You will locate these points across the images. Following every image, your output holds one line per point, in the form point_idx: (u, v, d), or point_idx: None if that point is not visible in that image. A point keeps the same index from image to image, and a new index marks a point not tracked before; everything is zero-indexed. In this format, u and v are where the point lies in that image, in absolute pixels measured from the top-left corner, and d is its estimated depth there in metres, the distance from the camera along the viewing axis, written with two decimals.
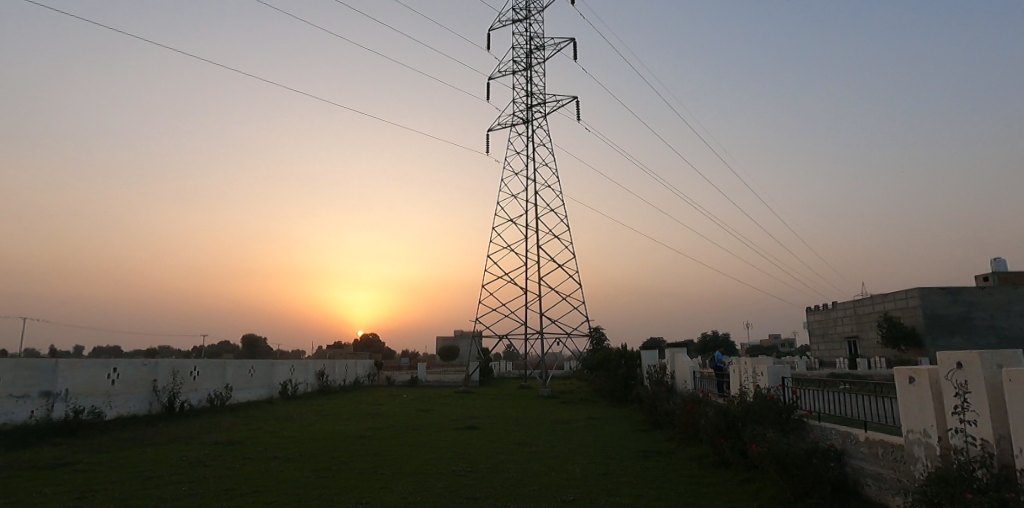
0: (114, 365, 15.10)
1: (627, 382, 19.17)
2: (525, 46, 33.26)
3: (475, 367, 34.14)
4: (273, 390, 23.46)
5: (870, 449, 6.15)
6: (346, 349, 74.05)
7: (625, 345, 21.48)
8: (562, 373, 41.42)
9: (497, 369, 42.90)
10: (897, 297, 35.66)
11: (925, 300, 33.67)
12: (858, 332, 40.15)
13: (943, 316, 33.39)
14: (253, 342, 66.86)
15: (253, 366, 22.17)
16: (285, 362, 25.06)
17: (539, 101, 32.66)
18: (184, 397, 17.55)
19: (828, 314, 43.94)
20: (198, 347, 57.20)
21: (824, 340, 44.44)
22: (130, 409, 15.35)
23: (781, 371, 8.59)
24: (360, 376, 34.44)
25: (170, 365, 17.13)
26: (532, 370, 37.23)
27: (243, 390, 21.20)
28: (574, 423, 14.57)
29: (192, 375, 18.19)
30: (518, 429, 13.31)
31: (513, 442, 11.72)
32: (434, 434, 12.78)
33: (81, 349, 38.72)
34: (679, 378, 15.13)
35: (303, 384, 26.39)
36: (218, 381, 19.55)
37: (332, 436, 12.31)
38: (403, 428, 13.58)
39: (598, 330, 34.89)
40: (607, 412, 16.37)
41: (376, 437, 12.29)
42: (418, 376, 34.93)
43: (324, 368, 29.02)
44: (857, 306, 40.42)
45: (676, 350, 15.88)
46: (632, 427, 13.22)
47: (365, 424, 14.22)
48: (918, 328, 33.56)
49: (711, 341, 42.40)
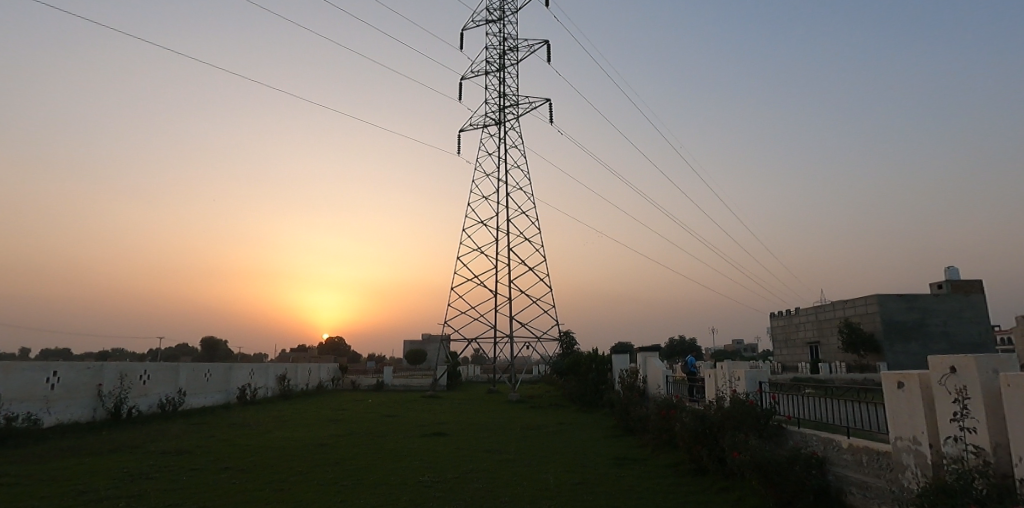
0: (53, 369, 14.01)
1: (598, 386, 18.96)
2: (498, 47, 33.04)
3: (444, 371, 33.51)
4: (230, 395, 22.34)
5: (853, 456, 5.97)
6: (310, 353, 72.12)
7: (596, 349, 21.27)
8: (532, 378, 41.07)
9: (466, 374, 42.29)
10: (856, 303, 36.69)
11: (882, 306, 34.73)
12: (819, 337, 41.17)
13: (900, 322, 34.47)
14: (212, 345, 64.27)
15: (209, 369, 21.06)
16: (244, 365, 23.93)
17: (512, 103, 32.42)
18: (132, 402, 16.45)
19: (790, 320, 44.95)
20: (153, 350, 54.59)
21: (787, 345, 45.42)
22: (71, 416, 14.24)
23: (758, 376, 8.42)
24: (324, 381, 33.35)
25: (117, 368, 16.04)
26: (501, 374, 36.77)
27: (197, 395, 20.09)
28: (545, 429, 14.21)
29: (141, 379, 17.09)
30: (489, 436, 12.87)
31: (483, 449, 11.26)
32: (400, 441, 12.22)
33: (26, 351, 36.51)
34: (651, 382, 14.95)
35: (263, 388, 25.29)
36: (170, 386, 18.45)
37: (291, 445, 11.61)
38: (368, 436, 12.95)
39: (569, 334, 34.74)
40: (579, 417, 16.07)
41: (339, 445, 11.66)
42: (385, 380, 34.04)
43: (285, 372, 27.92)
44: (818, 312, 41.46)
45: (648, 354, 15.71)
46: (604, 433, 12.93)
47: (327, 432, 13.52)
48: (876, 333, 34.56)
49: (678, 345, 42.85)
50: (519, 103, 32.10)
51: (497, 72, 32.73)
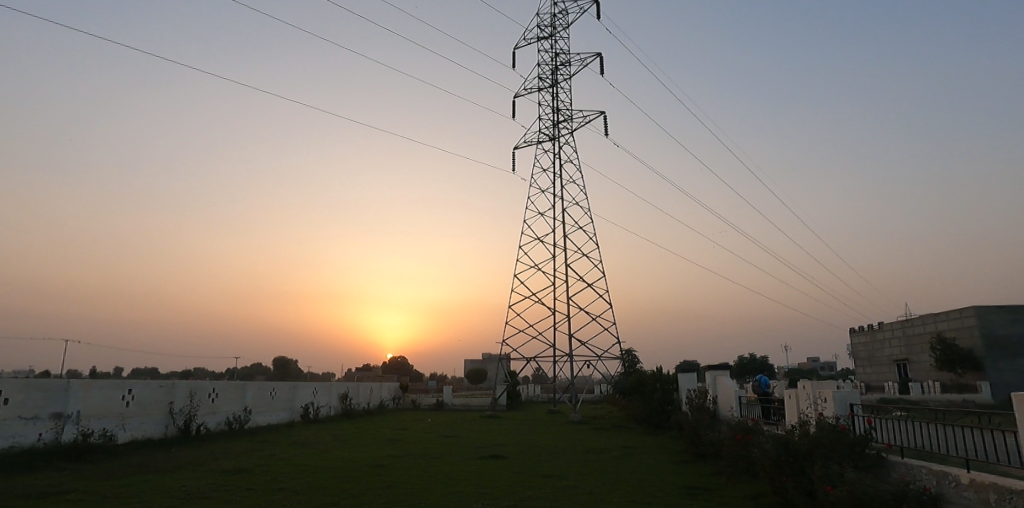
0: (129, 386, 14.75)
1: (663, 407, 17.93)
2: (550, 63, 33.06)
3: (503, 391, 33.11)
4: (294, 413, 22.91)
5: (977, 495, 5.05)
6: (375, 372, 73.76)
7: (660, 368, 20.23)
8: (593, 398, 39.91)
9: (525, 393, 41.73)
10: (950, 316, 33.35)
11: (982, 319, 31.32)
12: (908, 354, 37.66)
13: (1004, 337, 30.88)
14: (284, 365, 67.08)
15: (274, 388, 21.72)
16: (307, 384, 24.54)
17: (565, 118, 32.15)
18: (201, 420, 17.08)
19: (874, 336, 41.49)
20: (232, 369, 57.59)
21: (871, 363, 41.84)
22: (145, 432, 14.91)
23: (849, 398, 7.45)
24: (385, 400, 33.76)
25: (187, 386, 16.74)
26: (561, 394, 35.92)
27: (263, 413, 20.71)
28: (608, 453, 13.45)
29: (210, 397, 17.77)
30: (547, 460, 12.30)
31: (540, 474, 10.71)
32: (454, 463, 11.89)
33: (120, 371, 39.55)
34: (722, 404, 13.90)
35: (326, 407, 25.81)
36: (237, 404, 19.09)
37: (346, 465, 11.52)
38: (423, 457, 12.70)
39: (631, 352, 33.53)
40: (644, 441, 15.17)
41: (393, 466, 11.46)
42: (444, 400, 34.02)
43: (348, 391, 28.45)
44: (905, 327, 38.01)
45: (718, 373, 14.66)
46: (673, 459, 12.06)
47: (383, 452, 13.39)
48: (976, 349, 31.13)
49: (750, 363, 40.43)
50: (573, 117, 31.77)
51: (550, 87, 32.63)
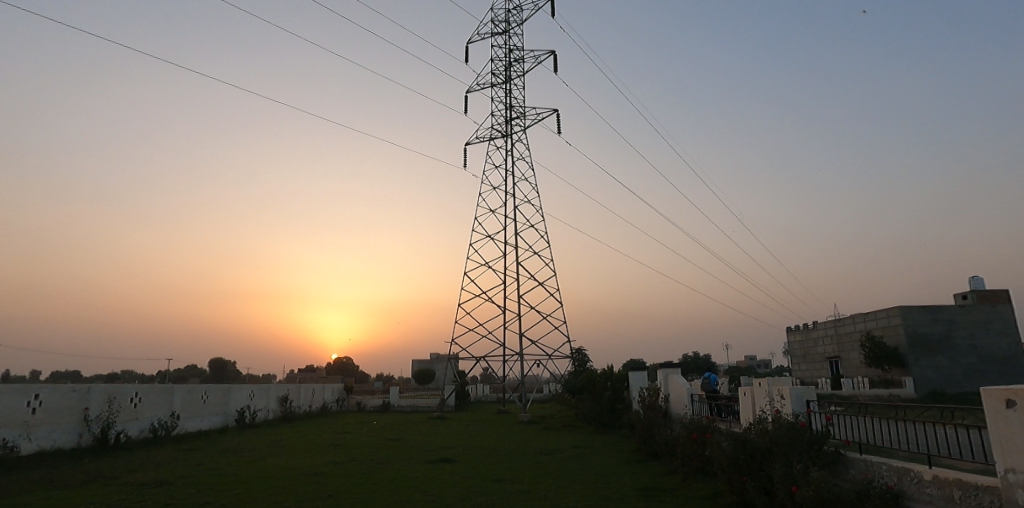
0: (35, 392, 13.16)
1: (614, 406, 17.88)
2: (503, 58, 32.66)
3: (452, 391, 32.45)
4: (228, 418, 21.42)
5: (939, 492, 4.99)
6: (317, 373, 71.17)
7: (611, 366, 20.18)
8: (543, 397, 39.83)
9: (475, 393, 41.19)
10: (878, 315, 35.36)
11: (906, 319, 33.34)
12: (839, 352, 39.72)
13: (925, 335, 32.97)
14: (220, 365, 63.56)
15: (206, 391, 20.22)
16: (244, 387, 23.04)
17: (518, 114, 31.80)
18: (120, 427, 15.55)
19: (808, 334, 43.56)
20: (163, 370, 53.98)
21: (805, 360, 43.90)
22: (54, 442, 13.37)
23: (806, 394, 7.38)
24: (328, 402, 32.34)
25: (104, 390, 15.21)
26: (511, 393, 35.61)
27: (193, 418, 19.22)
28: (560, 453, 13.16)
29: (132, 402, 16.24)
30: (499, 462, 11.85)
31: (492, 479, 10.21)
32: (402, 469, 11.22)
33: (35, 375, 36.28)
34: (673, 402, 13.88)
35: (264, 410, 24.35)
36: (163, 409, 17.57)
37: (283, 474, 10.65)
38: (367, 463, 11.95)
39: (581, 351, 33.63)
40: (596, 440, 15.00)
41: (334, 474, 10.65)
42: (391, 401, 32.96)
43: (288, 393, 27.00)
44: (837, 326, 40.08)
45: (669, 371, 14.67)
46: (624, 459, 11.85)
47: (323, 459, 12.50)
48: (901, 347, 33.09)
49: (694, 361, 41.46)
50: (526, 115, 31.47)
51: (503, 83, 32.21)
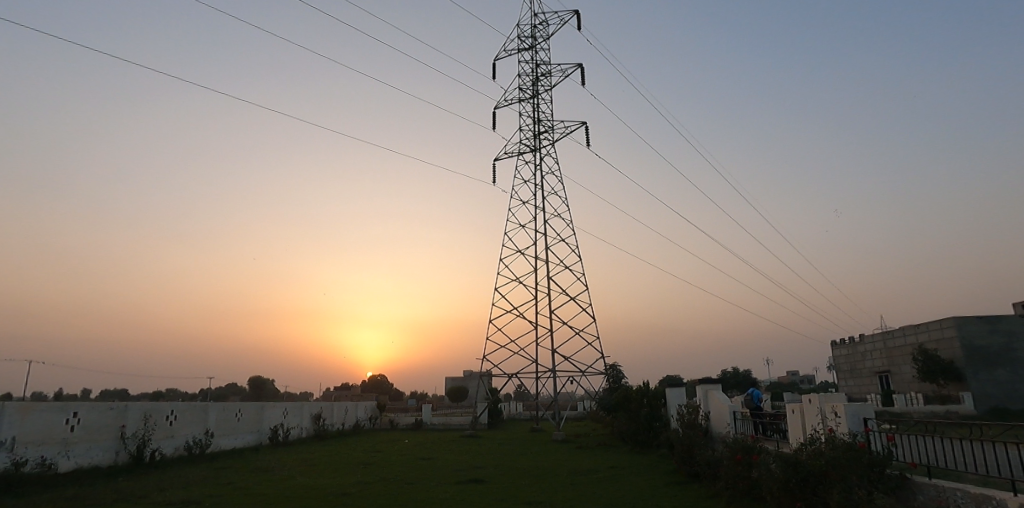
0: (74, 409, 13.44)
1: (651, 424, 17.18)
2: (530, 73, 32.75)
3: (484, 409, 32.02)
4: (262, 436, 21.53)
5: None
6: (352, 391, 71.79)
7: (646, 382, 19.47)
8: (577, 415, 38.99)
9: (507, 411, 40.60)
10: (930, 327, 33.39)
11: (961, 330, 31.36)
12: (889, 366, 37.65)
13: (983, 348, 30.91)
14: (260, 384, 64.79)
15: (240, 408, 20.40)
16: (277, 404, 23.19)
17: (546, 128, 31.68)
18: (156, 445, 15.74)
19: (854, 348, 41.50)
20: (206, 389, 55.44)
21: (852, 375, 41.78)
22: (91, 459, 13.59)
23: (862, 410, 6.78)
24: (361, 420, 32.34)
25: (141, 408, 15.45)
26: (543, 411, 34.92)
27: (227, 436, 19.37)
28: (595, 474, 12.61)
29: (167, 420, 16.45)
30: (531, 484, 11.39)
31: (523, 501, 9.77)
32: (430, 489, 10.90)
33: (89, 393, 37.79)
34: (715, 420, 13.17)
35: (297, 428, 24.46)
36: (198, 427, 17.74)
37: (309, 494, 10.47)
38: (396, 482, 11.68)
39: (615, 366, 32.80)
40: (632, 460, 14.37)
41: (361, 495, 10.40)
42: (423, 419, 32.73)
43: (321, 411, 27.08)
44: (886, 339, 38.05)
45: (709, 387, 13.97)
46: (664, 481, 11.24)
47: (352, 478, 12.28)
48: (957, 360, 31.08)
49: (734, 377, 39.95)
50: (554, 128, 31.36)
51: (531, 98, 32.24)
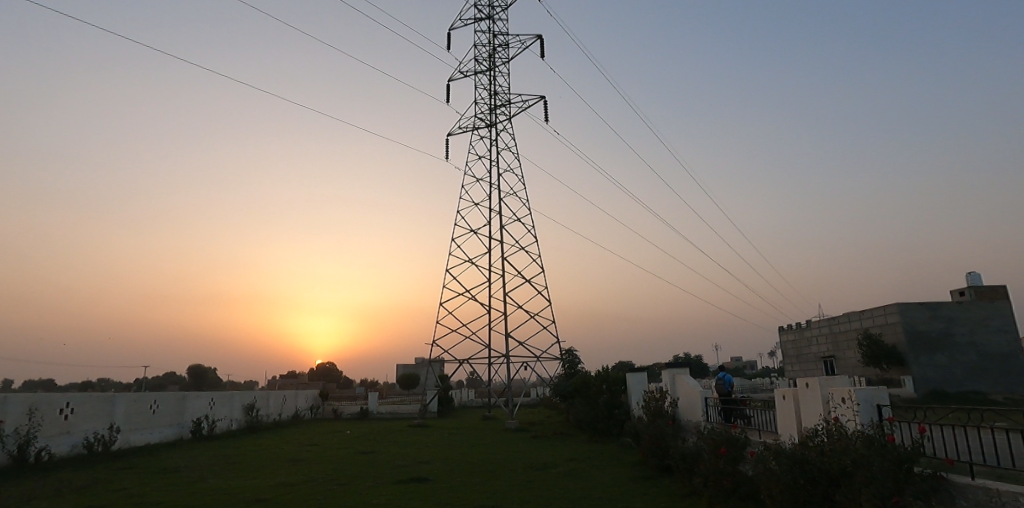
0: None
1: (611, 411, 16.15)
2: (488, 45, 31.12)
3: (434, 396, 30.53)
4: (182, 429, 19.24)
5: None
6: (300, 380, 68.89)
7: (606, 367, 18.39)
8: (531, 402, 38.04)
9: (459, 399, 39.29)
10: (875, 313, 34.18)
11: (904, 316, 32.11)
12: (834, 351, 38.53)
13: (924, 333, 31.78)
14: (199, 373, 60.80)
15: (156, 399, 18.08)
16: (203, 394, 20.87)
17: (503, 103, 30.13)
18: (43, 443, 13.34)
19: (801, 334, 42.31)
20: (139, 378, 51.21)
21: (799, 360, 42.68)
22: None
23: (877, 396, 5.72)
24: (301, 409, 30.17)
25: (25, 400, 13.07)
26: (496, 398, 33.73)
27: (139, 431, 17.06)
28: (554, 469, 11.39)
29: (61, 414, 14.10)
30: (482, 482, 10.05)
31: (473, 505, 8.34)
32: (364, 492, 9.30)
33: (5, 383, 34.13)
34: (684, 408, 12.13)
35: (226, 420, 22.20)
36: (101, 421, 15.39)
37: (217, 501, 8.69)
38: (326, 484, 10.02)
39: (572, 351, 31.87)
40: (593, 452, 13.23)
41: (282, 501, 8.67)
42: (370, 408, 30.85)
43: (255, 401, 24.77)
44: (832, 324, 38.87)
45: (677, 371, 12.95)
46: (629, 476, 10.06)
47: (274, 479, 10.49)
48: (899, 345, 31.87)
49: (688, 360, 39.84)
50: (511, 103, 29.85)
51: (488, 70, 30.56)
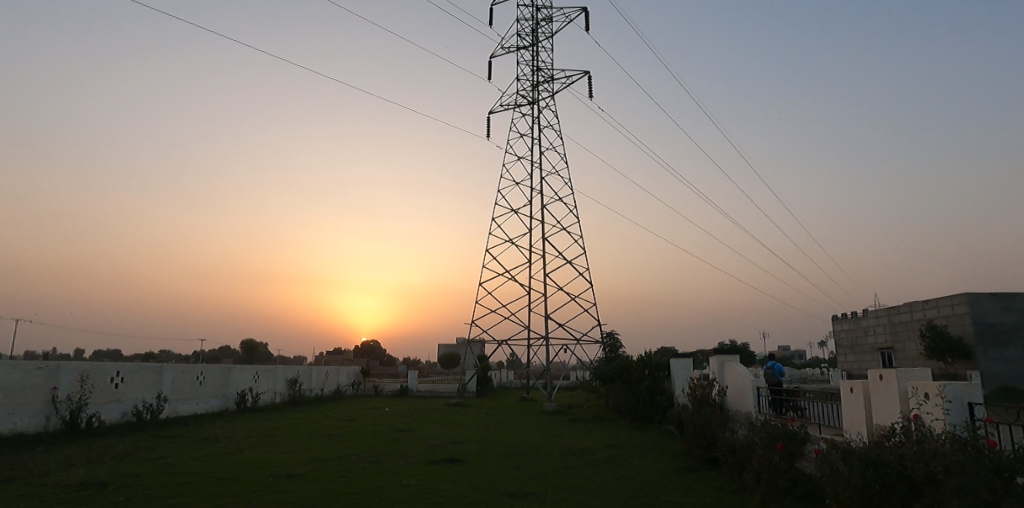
0: None
1: (652, 398, 15.50)
2: (531, 19, 30.17)
3: (472, 376, 30.54)
4: (227, 401, 19.82)
5: None
6: (345, 356, 70.84)
7: (648, 352, 17.67)
8: (569, 385, 37.67)
9: (497, 380, 39.33)
10: (940, 303, 31.80)
11: (974, 307, 29.70)
12: (893, 342, 36.27)
13: (996, 325, 29.34)
14: (252, 347, 63.43)
15: (203, 371, 18.63)
16: (247, 367, 21.40)
17: (545, 79, 29.28)
18: (94, 410, 13.86)
19: (857, 323, 40.03)
20: (196, 351, 53.79)
21: (853, 351, 40.46)
22: (15, 426, 11.78)
23: (970, 393, 4.90)
24: (343, 385, 30.77)
25: (77, 369, 13.58)
26: (534, 380, 33.47)
27: (186, 400, 17.65)
28: (591, 455, 10.93)
29: (112, 383, 14.64)
30: (515, 466, 9.70)
31: (504, 490, 7.98)
32: (393, 471, 9.11)
33: (80, 352, 36.55)
34: (732, 397, 11.38)
35: (270, 393, 22.78)
36: (149, 390, 15.93)
37: (249, 473, 8.68)
38: (357, 461, 9.92)
39: (612, 335, 31.17)
40: (633, 439, 12.67)
41: (311, 477, 8.56)
42: (409, 385, 31.15)
43: (297, 375, 25.32)
44: (891, 314, 36.51)
45: (725, 357, 12.18)
46: (672, 467, 9.49)
47: (307, 454, 10.48)
48: (967, 337, 29.61)
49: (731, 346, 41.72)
50: (554, 80, 28.97)
51: (530, 46, 29.68)
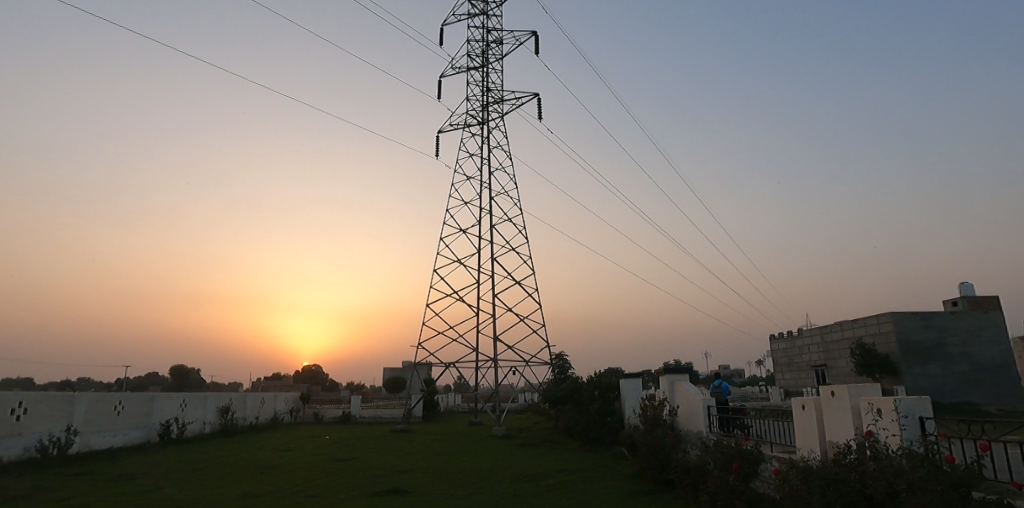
0: None
1: (603, 419, 15.33)
2: (482, 40, 30.41)
3: (419, 400, 29.56)
4: (149, 432, 18.13)
5: None
6: (284, 381, 67.38)
7: (598, 372, 17.54)
8: (518, 408, 37.15)
9: (445, 404, 38.28)
10: (868, 321, 33.67)
11: (898, 325, 31.61)
12: (826, 360, 38.06)
13: (917, 343, 31.30)
14: None
15: (122, 399, 16.99)
16: (173, 395, 19.75)
17: (495, 100, 29.44)
18: None
19: (793, 342, 41.81)
20: (120, 378, 49.69)
21: (790, 369, 42.15)
22: None
23: (922, 408, 4.94)
24: (281, 413, 29.02)
25: None
26: (483, 403, 32.77)
27: (101, 433, 15.98)
28: (544, 481, 10.56)
29: (12, 415, 13.03)
30: (465, 495, 9.19)
31: None
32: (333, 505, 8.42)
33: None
34: (683, 416, 11.34)
35: (198, 423, 21.08)
36: (57, 422, 14.31)
37: None
38: (293, 495, 9.13)
39: (562, 356, 31.07)
40: (586, 463, 12.41)
41: None
42: (352, 412, 29.75)
43: (230, 403, 23.64)
44: (824, 333, 38.36)
45: (676, 377, 12.18)
46: (626, 491, 9.27)
47: (237, 489, 9.57)
48: (893, 354, 31.41)
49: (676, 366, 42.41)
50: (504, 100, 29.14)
51: (480, 67, 29.81)
